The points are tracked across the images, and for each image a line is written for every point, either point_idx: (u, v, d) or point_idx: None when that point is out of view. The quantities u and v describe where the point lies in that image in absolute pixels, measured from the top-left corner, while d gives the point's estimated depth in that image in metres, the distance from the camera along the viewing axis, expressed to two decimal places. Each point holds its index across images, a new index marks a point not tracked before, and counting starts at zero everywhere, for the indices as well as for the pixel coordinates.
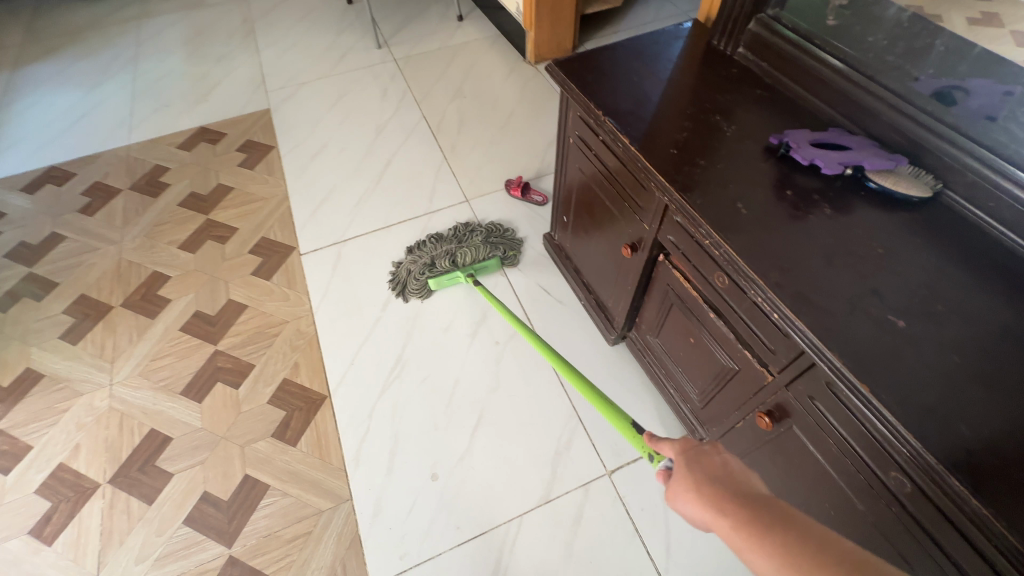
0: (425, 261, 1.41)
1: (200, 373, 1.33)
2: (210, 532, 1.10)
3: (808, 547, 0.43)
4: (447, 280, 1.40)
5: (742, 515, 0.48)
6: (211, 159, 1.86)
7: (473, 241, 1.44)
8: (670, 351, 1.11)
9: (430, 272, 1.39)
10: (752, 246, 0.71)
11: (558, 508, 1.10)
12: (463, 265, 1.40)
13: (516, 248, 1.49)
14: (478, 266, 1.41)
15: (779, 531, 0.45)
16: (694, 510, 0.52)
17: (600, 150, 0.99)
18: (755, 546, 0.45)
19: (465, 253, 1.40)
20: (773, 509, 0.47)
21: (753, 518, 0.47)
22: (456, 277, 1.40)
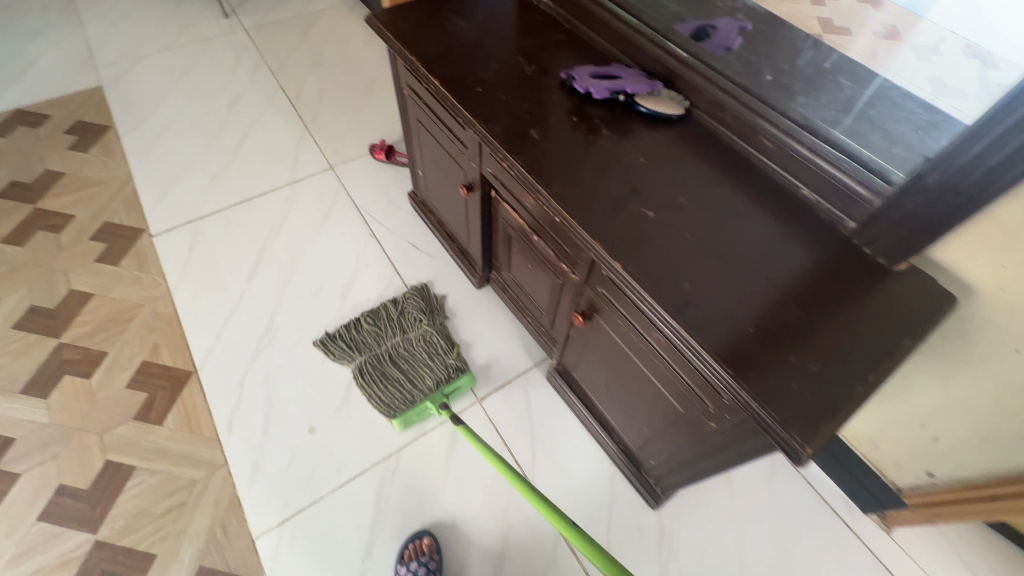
0: (380, 378, 1.16)
1: (42, 369, 1.24)
2: (70, 522, 1.05)
3: None
4: (416, 414, 1.15)
5: None
6: (34, 145, 1.67)
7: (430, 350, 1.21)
8: (520, 282, 1.22)
9: (395, 411, 1.12)
10: (541, 164, 0.82)
11: (433, 438, 1.19)
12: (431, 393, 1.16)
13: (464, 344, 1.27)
14: (448, 390, 1.17)
15: None
16: None
17: (425, 97, 1.05)
18: None
19: (430, 375, 1.16)
20: None
21: None
22: (424, 408, 1.16)
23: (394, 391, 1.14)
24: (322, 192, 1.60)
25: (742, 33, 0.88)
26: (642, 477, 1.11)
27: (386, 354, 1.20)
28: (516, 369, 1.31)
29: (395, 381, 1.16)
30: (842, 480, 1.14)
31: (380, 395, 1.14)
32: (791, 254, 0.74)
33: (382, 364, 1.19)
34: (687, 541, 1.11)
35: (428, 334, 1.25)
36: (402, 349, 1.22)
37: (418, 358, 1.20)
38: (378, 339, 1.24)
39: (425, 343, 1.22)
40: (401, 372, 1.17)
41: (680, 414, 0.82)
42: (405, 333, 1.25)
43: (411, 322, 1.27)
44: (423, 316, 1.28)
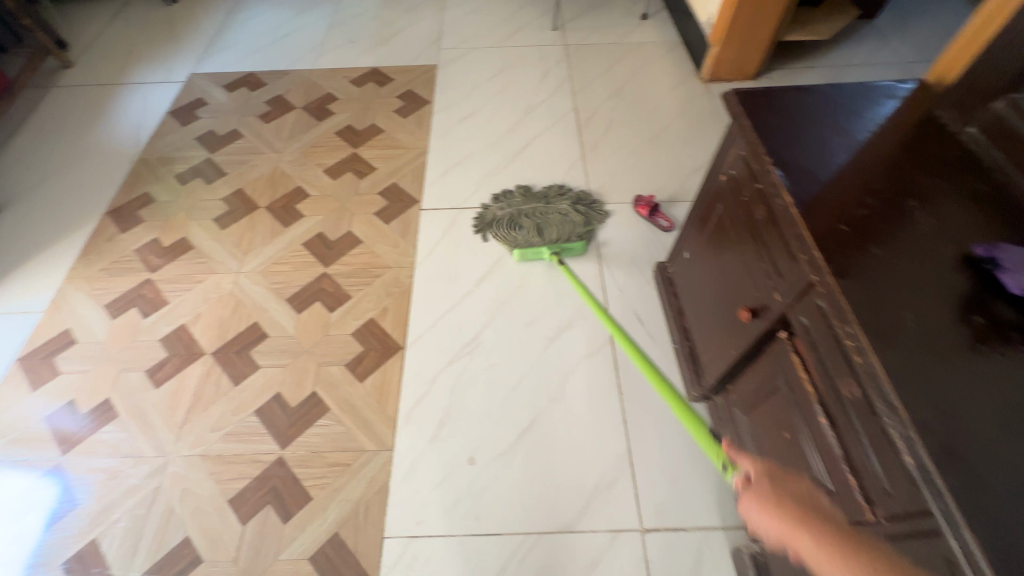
0: (511, 219, 1.54)
1: (306, 287, 1.46)
2: (271, 428, 1.22)
3: None
4: (533, 255, 1.47)
5: None
6: (373, 100, 1.99)
7: (563, 223, 1.51)
8: (756, 436, 0.99)
9: (516, 241, 1.48)
10: (910, 368, 0.59)
11: (577, 542, 1.05)
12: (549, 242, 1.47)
13: (597, 223, 1.54)
14: (563, 246, 1.47)
15: None
16: None
17: (753, 198, 0.88)
18: None
19: (553, 231, 1.49)
20: None
21: None
22: (541, 252, 1.47)
23: (521, 219, 1.53)
24: None
25: None
26: None
27: (530, 215, 1.54)
28: (698, 520, 1.08)
29: (527, 229, 1.51)
30: None
31: (508, 231, 1.51)
32: None
33: (524, 218, 1.53)
34: None
35: (565, 215, 1.54)
36: (542, 218, 1.53)
37: (552, 223, 1.52)
38: (526, 203, 1.58)
39: (560, 211, 1.54)
40: (533, 226, 1.51)
41: None
42: (547, 205, 1.56)
43: (557, 203, 1.57)
44: (568, 203, 1.56)
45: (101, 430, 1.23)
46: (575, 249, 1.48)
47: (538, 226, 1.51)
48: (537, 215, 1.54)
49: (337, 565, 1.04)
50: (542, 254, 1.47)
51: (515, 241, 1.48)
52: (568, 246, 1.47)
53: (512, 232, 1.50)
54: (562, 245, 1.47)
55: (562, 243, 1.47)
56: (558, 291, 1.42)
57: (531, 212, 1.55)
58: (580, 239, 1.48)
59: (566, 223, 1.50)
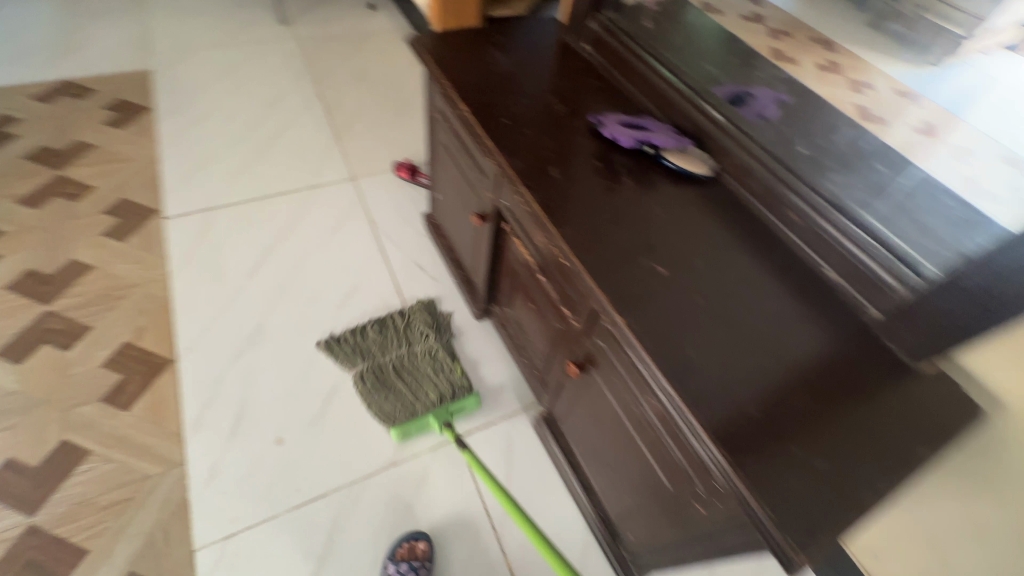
0: (371, 372, 1.19)
1: (23, 334, 1.21)
2: (9, 500, 1.00)
3: None
4: (416, 429, 1.12)
5: None
6: (71, 115, 1.70)
7: (438, 369, 1.19)
8: (520, 321, 1.17)
9: (392, 417, 1.12)
10: (559, 203, 0.79)
11: (402, 470, 1.11)
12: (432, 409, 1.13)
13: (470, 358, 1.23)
14: (451, 409, 1.13)
15: None
16: None
17: (453, 122, 1.05)
18: None
19: (432, 386, 1.16)
20: None
21: None
22: (427, 424, 1.13)
23: (382, 365, 1.20)
24: (340, 201, 1.60)
25: (778, 104, 0.84)
26: (617, 550, 1.01)
27: (387, 360, 1.21)
28: (503, 411, 1.24)
29: (397, 394, 1.16)
30: None
31: (376, 400, 1.15)
32: (804, 334, 0.69)
33: (389, 372, 1.18)
34: None
35: (435, 351, 1.23)
36: (406, 363, 1.20)
37: (424, 373, 1.19)
38: (382, 349, 1.25)
39: (427, 349, 1.23)
40: (402, 386, 1.16)
41: (665, 488, 0.75)
42: (410, 347, 1.25)
43: (418, 337, 1.27)
44: (430, 334, 1.27)
45: None
46: (468, 409, 1.16)
47: (406, 376, 1.18)
48: (401, 362, 1.20)
49: None
50: (430, 425, 1.13)
51: (386, 409, 1.14)
52: (459, 409, 1.14)
53: (375, 393, 1.16)
54: (451, 406, 1.14)
55: (452, 405, 1.14)
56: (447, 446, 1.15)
57: (394, 359, 1.21)
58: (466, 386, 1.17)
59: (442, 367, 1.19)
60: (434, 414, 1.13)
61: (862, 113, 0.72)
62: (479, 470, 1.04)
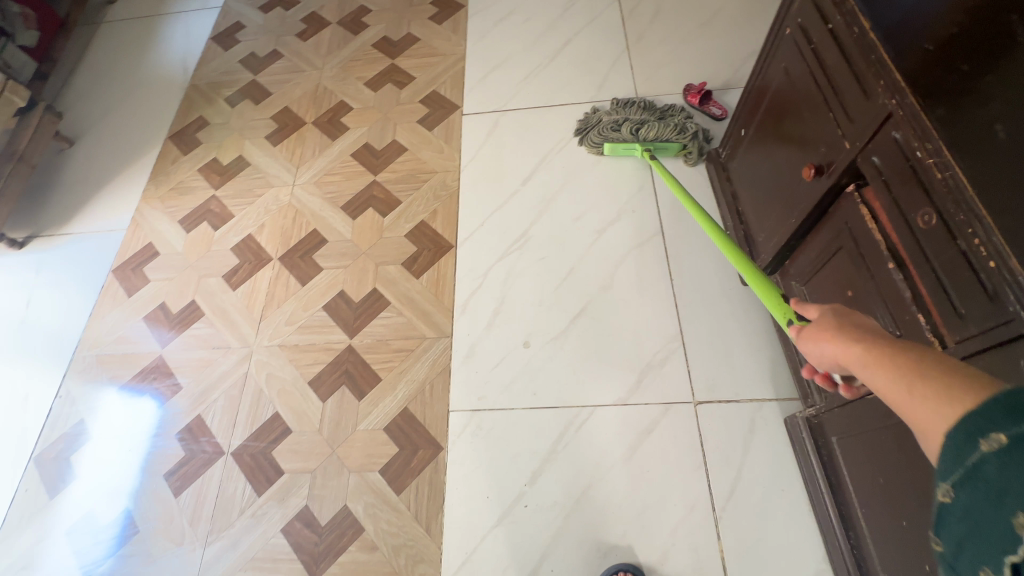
0: (616, 119, 1.44)
1: (358, 195, 1.51)
2: (338, 321, 1.31)
3: (911, 369, 0.43)
4: (624, 149, 1.42)
5: (877, 343, 0.48)
6: (406, 8, 1.93)
7: (669, 122, 1.40)
8: (814, 304, 0.98)
9: (610, 134, 1.42)
10: (998, 177, 0.56)
11: (632, 413, 1.10)
12: (642, 141, 1.40)
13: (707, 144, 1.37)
14: (656, 145, 1.40)
15: (923, 372, 0.42)
16: (830, 349, 0.53)
17: (823, 43, 0.83)
18: (884, 364, 0.46)
19: (654, 128, 1.40)
20: (912, 352, 0.45)
21: (905, 360, 0.44)
22: (633, 149, 1.41)
23: (625, 121, 1.43)
24: None
25: None
26: None
27: (636, 116, 1.43)
28: (751, 393, 1.10)
29: (625, 127, 1.42)
30: None
31: (608, 126, 1.43)
32: None
33: (627, 110, 1.46)
34: None
35: (677, 124, 1.40)
36: (650, 121, 1.41)
37: (658, 126, 1.40)
38: (640, 105, 1.46)
39: (674, 123, 1.40)
40: (634, 127, 1.41)
41: None
42: (661, 116, 1.42)
43: (674, 114, 1.43)
44: (686, 117, 1.41)
45: (189, 328, 1.36)
46: (670, 150, 1.39)
47: (638, 125, 1.42)
48: (646, 119, 1.42)
49: (409, 435, 1.14)
50: (635, 151, 1.42)
51: (607, 134, 1.42)
52: (662, 145, 1.39)
53: (608, 124, 1.43)
54: (656, 144, 1.39)
55: (658, 141, 1.39)
56: (675, 268, 1.25)
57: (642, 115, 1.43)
58: (677, 140, 1.38)
59: (676, 131, 1.38)
60: (641, 142, 1.40)
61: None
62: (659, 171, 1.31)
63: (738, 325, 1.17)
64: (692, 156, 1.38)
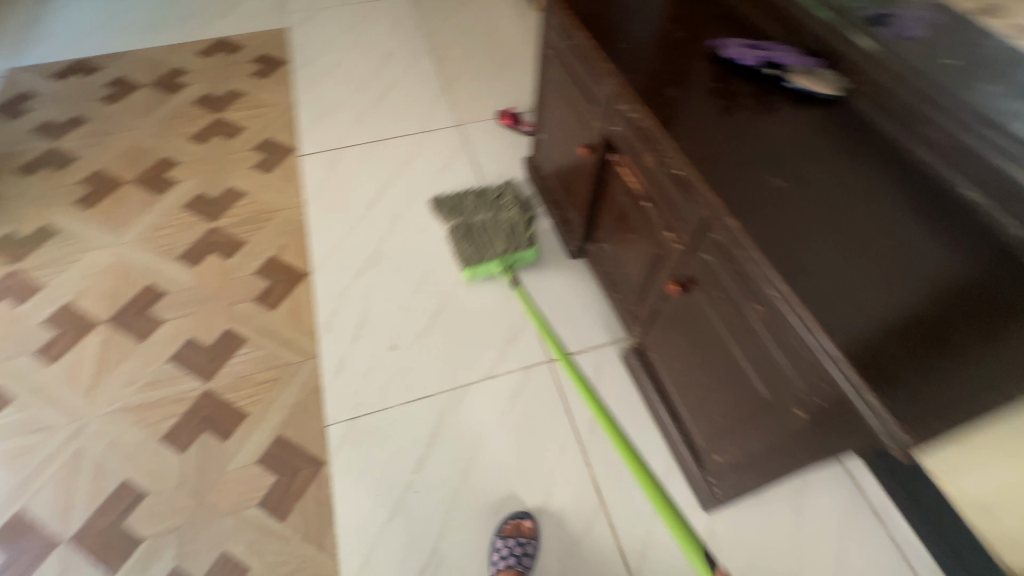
0: (461, 232, 1.41)
1: (197, 243, 1.46)
2: (191, 368, 1.24)
3: None
4: (483, 271, 1.36)
5: None
6: (227, 67, 1.96)
7: (505, 221, 1.43)
8: (615, 255, 1.22)
9: (465, 261, 1.36)
10: (674, 119, 0.82)
11: (499, 382, 1.22)
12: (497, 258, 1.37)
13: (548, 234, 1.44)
14: (513, 259, 1.37)
15: None
16: None
17: (567, 53, 1.09)
18: None
19: (501, 242, 1.39)
20: None
21: None
22: (492, 268, 1.37)
23: (470, 231, 1.41)
24: (446, 144, 1.72)
25: (926, 27, 0.80)
26: (702, 477, 1.04)
27: (475, 220, 1.45)
28: (592, 341, 1.30)
29: (474, 243, 1.39)
30: (934, 545, 1.01)
31: (459, 247, 1.39)
32: (936, 254, 0.66)
33: (471, 227, 1.42)
34: (736, 552, 1.03)
35: (516, 222, 1.43)
36: (490, 225, 1.43)
37: (501, 232, 1.40)
38: (473, 209, 1.48)
39: (510, 219, 1.43)
40: (481, 239, 1.40)
41: (766, 401, 0.76)
42: (497, 214, 1.46)
43: (505, 209, 1.47)
44: (517, 208, 1.47)
45: None
46: (526, 259, 1.39)
47: (485, 241, 1.39)
48: (485, 224, 1.43)
49: (287, 459, 1.12)
50: (494, 270, 1.38)
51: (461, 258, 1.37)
52: (519, 258, 1.37)
53: (457, 248, 1.38)
54: (511, 258, 1.37)
55: (512, 254, 1.37)
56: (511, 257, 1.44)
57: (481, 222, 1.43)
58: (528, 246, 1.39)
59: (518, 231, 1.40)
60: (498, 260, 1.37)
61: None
62: (527, 304, 1.34)
63: (572, 289, 1.38)
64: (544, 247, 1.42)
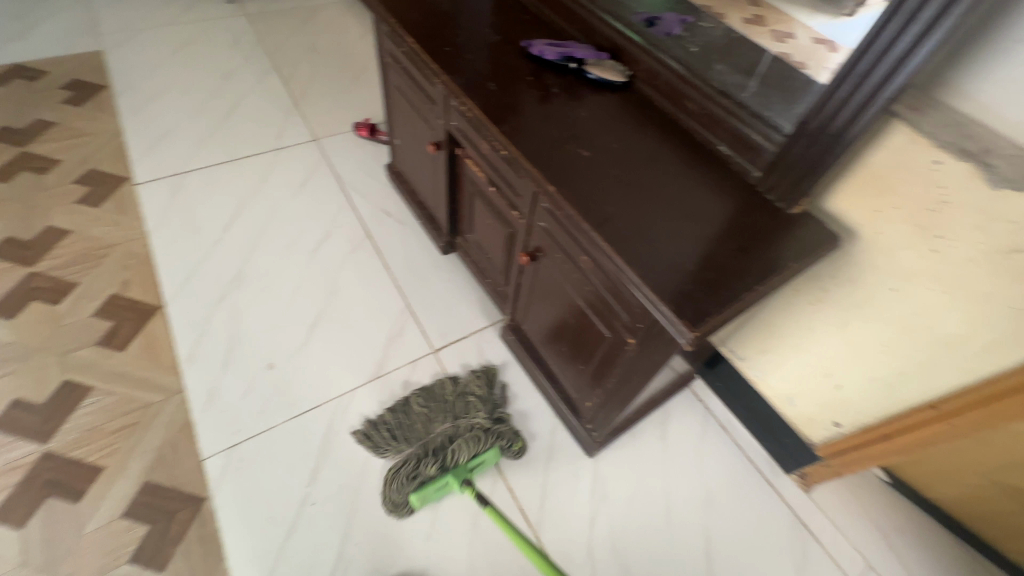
0: (410, 461, 1.03)
1: (11, 293, 1.27)
2: (20, 433, 1.08)
3: None
4: (435, 490, 1.04)
5: None
6: (27, 96, 1.73)
7: (469, 432, 1.07)
8: (479, 243, 1.31)
9: (412, 484, 1.02)
10: (497, 108, 0.94)
11: (387, 381, 1.24)
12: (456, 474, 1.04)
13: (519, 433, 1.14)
14: (472, 464, 1.07)
15: None
16: None
17: (402, 59, 1.17)
18: None
19: (461, 453, 1.04)
20: None
21: None
22: (445, 484, 1.05)
23: (423, 460, 1.03)
24: (304, 159, 1.69)
25: (683, 25, 1.00)
26: (580, 425, 1.17)
27: (429, 440, 1.07)
28: (472, 327, 1.37)
29: (424, 466, 1.03)
30: (765, 440, 1.24)
31: (404, 472, 1.02)
32: (703, 196, 0.84)
33: (423, 454, 1.04)
34: (619, 486, 1.17)
35: (479, 425, 1.09)
36: (448, 444, 1.06)
37: (464, 451, 1.04)
38: (427, 424, 1.09)
39: (472, 425, 1.08)
40: (437, 464, 1.03)
41: (607, 338, 0.90)
42: (456, 420, 1.10)
43: (465, 408, 1.12)
44: (481, 407, 1.12)
45: None
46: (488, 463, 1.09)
47: (442, 461, 1.03)
48: (443, 445, 1.06)
49: (157, 506, 1.02)
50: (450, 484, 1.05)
51: (407, 486, 1.02)
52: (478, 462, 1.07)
53: (407, 475, 1.01)
54: (472, 461, 1.07)
55: (471, 459, 1.06)
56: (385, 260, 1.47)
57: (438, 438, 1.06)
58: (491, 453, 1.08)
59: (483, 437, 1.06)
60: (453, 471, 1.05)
61: (777, 37, 0.91)
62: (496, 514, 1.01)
63: (447, 282, 1.44)
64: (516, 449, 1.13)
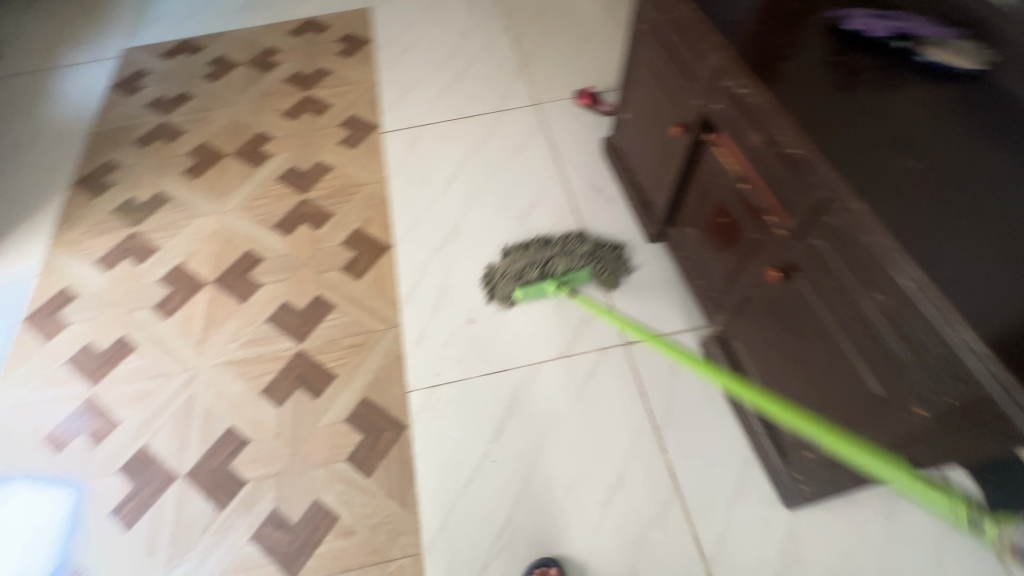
0: (520, 267, 1.33)
1: (289, 213, 1.56)
2: (285, 330, 1.33)
3: None
4: (535, 291, 1.31)
5: None
6: (314, 46, 2.05)
7: (574, 254, 1.34)
8: (700, 239, 1.18)
9: (520, 282, 1.31)
10: (791, 94, 0.78)
11: (575, 363, 1.23)
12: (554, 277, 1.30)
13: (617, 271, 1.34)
14: (568, 278, 1.31)
15: None
16: None
17: (665, 28, 1.06)
18: None
19: (560, 263, 1.32)
20: None
21: None
22: (545, 288, 1.31)
23: (528, 267, 1.33)
24: (523, 123, 1.72)
25: None
26: (785, 471, 1.01)
27: (541, 256, 1.35)
28: (669, 327, 1.27)
29: (530, 271, 1.32)
30: None
31: (513, 271, 1.32)
32: None
33: (533, 265, 1.33)
34: (818, 553, 1.00)
35: (584, 251, 1.34)
36: (556, 257, 1.34)
37: (565, 261, 1.32)
38: (541, 245, 1.38)
39: (577, 250, 1.35)
40: (542, 268, 1.32)
41: (879, 397, 0.72)
42: (565, 247, 1.36)
43: (576, 244, 1.37)
44: (588, 242, 1.37)
45: (120, 363, 1.31)
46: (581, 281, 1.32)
47: (544, 264, 1.33)
48: (552, 259, 1.33)
49: (371, 421, 1.18)
50: (548, 290, 1.31)
51: (513, 283, 1.31)
52: (573, 277, 1.31)
53: (515, 273, 1.31)
54: (568, 276, 1.31)
55: (567, 274, 1.31)
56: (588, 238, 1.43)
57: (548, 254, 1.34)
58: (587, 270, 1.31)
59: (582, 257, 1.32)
60: (552, 279, 1.31)
61: None
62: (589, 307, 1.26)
63: (649, 274, 1.35)
64: (611, 282, 1.33)
